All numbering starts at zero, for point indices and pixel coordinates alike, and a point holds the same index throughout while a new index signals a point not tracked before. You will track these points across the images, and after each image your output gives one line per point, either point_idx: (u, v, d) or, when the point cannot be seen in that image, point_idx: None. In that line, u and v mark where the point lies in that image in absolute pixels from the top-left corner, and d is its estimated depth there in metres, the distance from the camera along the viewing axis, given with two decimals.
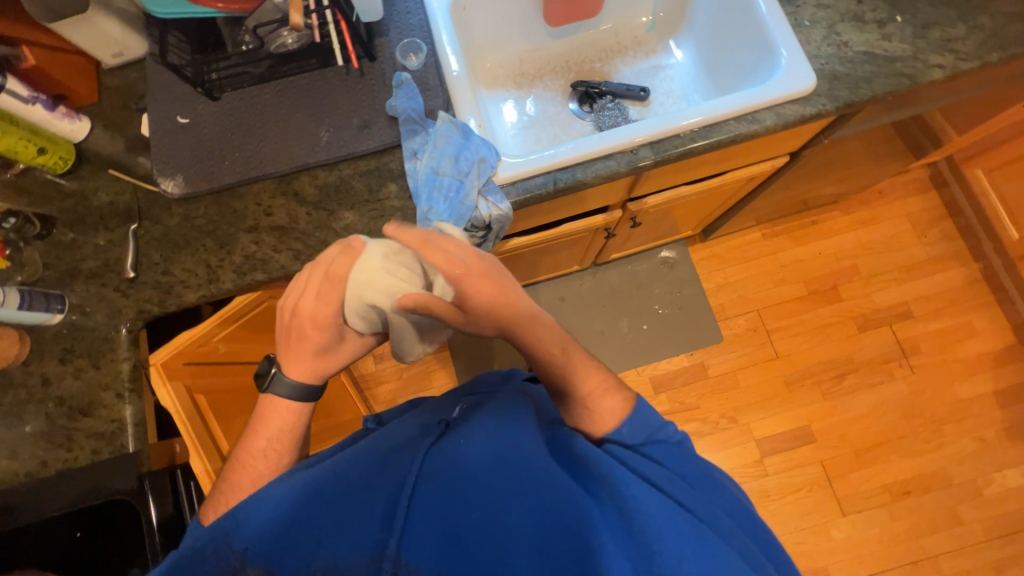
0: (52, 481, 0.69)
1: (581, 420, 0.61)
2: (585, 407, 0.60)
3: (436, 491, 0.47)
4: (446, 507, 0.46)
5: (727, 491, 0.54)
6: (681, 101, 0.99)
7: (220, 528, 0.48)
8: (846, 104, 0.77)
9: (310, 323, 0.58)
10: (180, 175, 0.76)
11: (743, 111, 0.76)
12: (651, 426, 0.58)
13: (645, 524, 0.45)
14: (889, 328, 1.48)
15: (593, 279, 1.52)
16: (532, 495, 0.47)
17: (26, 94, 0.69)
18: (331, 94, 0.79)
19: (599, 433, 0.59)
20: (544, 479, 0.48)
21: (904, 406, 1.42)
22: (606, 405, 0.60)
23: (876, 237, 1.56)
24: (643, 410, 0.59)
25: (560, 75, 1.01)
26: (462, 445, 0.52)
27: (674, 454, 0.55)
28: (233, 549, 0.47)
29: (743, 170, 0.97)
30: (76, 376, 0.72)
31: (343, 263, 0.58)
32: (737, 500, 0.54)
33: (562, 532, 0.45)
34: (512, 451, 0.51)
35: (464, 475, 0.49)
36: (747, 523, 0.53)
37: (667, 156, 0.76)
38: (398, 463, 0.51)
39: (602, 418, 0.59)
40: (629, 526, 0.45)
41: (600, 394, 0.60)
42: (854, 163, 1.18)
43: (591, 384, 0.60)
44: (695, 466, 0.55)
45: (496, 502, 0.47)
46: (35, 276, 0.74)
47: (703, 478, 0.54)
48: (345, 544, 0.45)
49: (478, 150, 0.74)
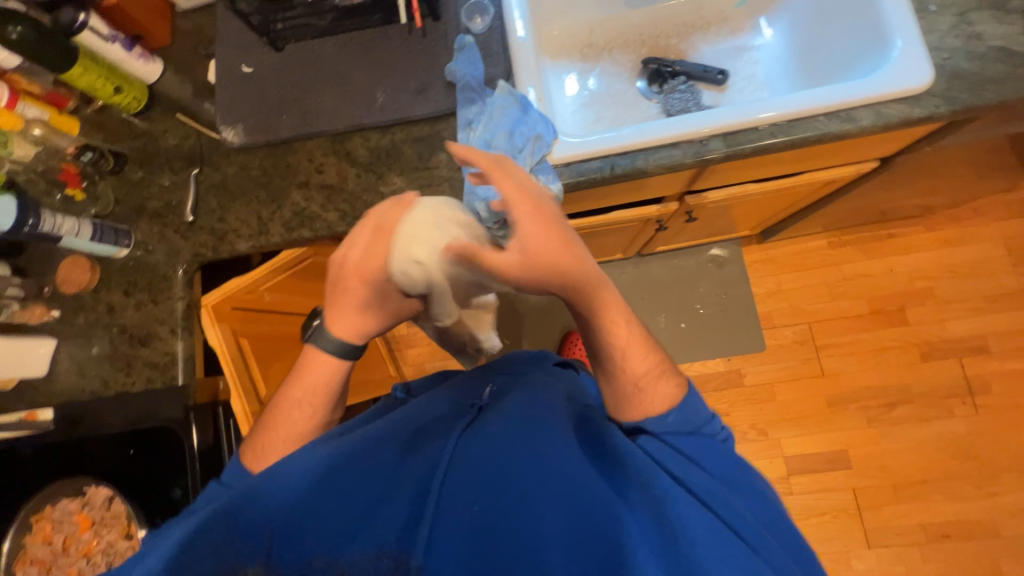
0: (111, 401, 0.75)
1: (625, 399, 0.58)
2: (635, 386, 0.57)
3: (466, 481, 0.46)
4: (473, 500, 0.45)
5: (771, 499, 0.49)
6: (762, 89, 0.90)
7: (243, 496, 0.48)
8: (964, 108, 0.67)
9: (354, 276, 0.57)
10: (241, 125, 0.77)
11: (837, 106, 0.68)
12: (697, 419, 0.55)
13: (685, 540, 0.42)
14: (957, 361, 1.35)
15: (634, 269, 1.46)
16: (564, 497, 0.45)
17: (106, 32, 0.72)
18: (390, 54, 0.77)
19: (640, 418, 0.57)
20: (578, 480, 0.46)
21: (958, 446, 1.31)
22: (655, 390, 0.57)
23: (960, 260, 1.40)
24: (694, 403, 0.56)
25: (631, 50, 0.94)
26: (494, 434, 0.51)
27: (708, 450, 0.52)
28: (257, 521, 0.46)
29: (821, 172, 0.88)
30: (137, 309, 0.78)
31: (392, 214, 0.58)
32: (780, 510, 0.49)
33: (594, 539, 0.43)
34: (544, 446, 0.49)
35: (495, 466, 0.47)
36: (795, 541, 0.46)
37: (741, 151, 0.69)
38: (428, 449, 0.52)
39: (653, 403, 0.56)
40: (668, 538, 0.43)
41: (647, 381, 0.57)
42: (952, 174, 1.05)
43: (644, 367, 0.57)
44: (730, 465, 0.51)
45: (526, 501, 0.45)
46: (106, 210, 0.79)
47: (740, 479, 0.50)
48: (371, 526, 0.44)
49: (534, 126, 0.70)
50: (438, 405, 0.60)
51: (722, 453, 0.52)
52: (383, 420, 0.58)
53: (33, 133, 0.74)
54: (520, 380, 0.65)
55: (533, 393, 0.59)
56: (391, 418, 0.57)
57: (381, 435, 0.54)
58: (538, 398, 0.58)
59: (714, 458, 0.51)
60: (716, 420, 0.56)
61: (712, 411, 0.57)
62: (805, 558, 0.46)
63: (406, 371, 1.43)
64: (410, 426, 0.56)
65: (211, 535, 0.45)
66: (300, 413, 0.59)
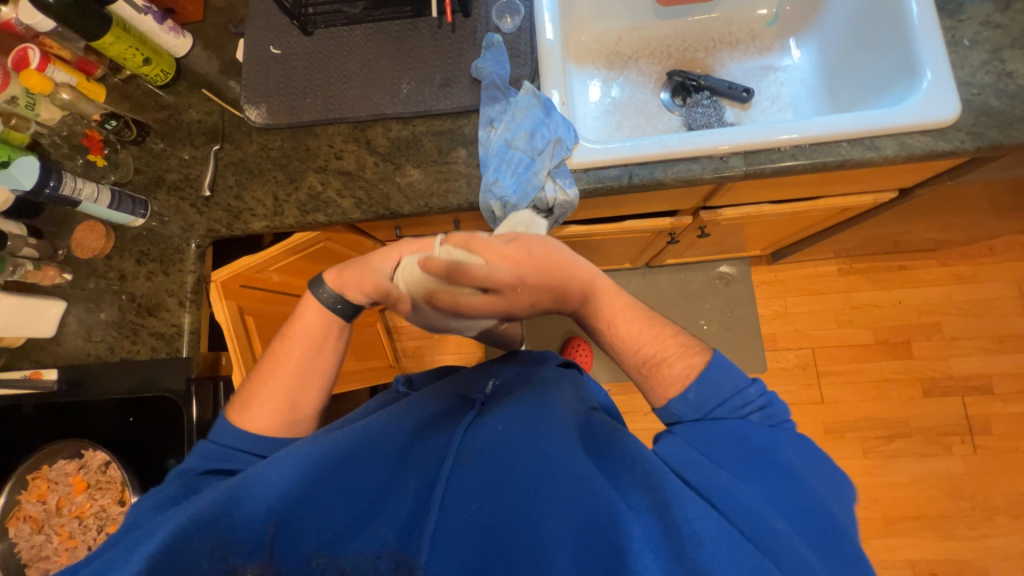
0: (113, 367, 0.76)
1: (641, 387, 0.59)
2: (645, 372, 0.58)
3: (470, 480, 0.48)
4: (476, 499, 0.47)
5: (805, 485, 0.46)
6: (787, 111, 0.90)
7: (236, 486, 0.48)
8: (990, 146, 0.67)
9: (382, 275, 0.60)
10: (264, 105, 0.78)
11: (861, 134, 0.68)
12: (723, 391, 0.54)
13: (693, 548, 0.41)
14: (960, 400, 1.34)
15: (641, 280, 1.46)
16: (567, 497, 0.46)
17: (139, 4, 0.73)
18: (418, 46, 0.77)
19: (662, 402, 0.57)
20: (581, 481, 0.47)
21: (954, 485, 1.30)
22: (666, 374, 0.57)
23: (970, 298, 1.39)
24: (718, 375, 0.54)
25: (657, 60, 0.93)
26: (499, 434, 0.52)
27: (731, 435, 0.50)
28: (257, 514, 0.46)
29: (839, 199, 0.88)
30: (148, 278, 0.78)
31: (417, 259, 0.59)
32: (816, 498, 0.45)
33: (597, 541, 0.43)
34: (548, 446, 0.50)
35: (499, 466, 0.49)
36: (829, 537, 0.43)
37: (759, 170, 0.69)
38: (434, 445, 0.53)
39: (668, 386, 0.56)
40: (673, 543, 0.42)
41: (653, 364, 0.58)
42: (970, 211, 1.04)
43: (649, 351, 0.58)
44: (754, 453, 0.48)
45: (530, 500, 0.46)
46: (126, 178, 0.80)
47: (763, 464, 0.47)
48: (378, 522, 0.46)
49: (556, 129, 0.70)
50: (443, 400, 0.60)
51: (747, 436, 0.50)
52: (385, 411, 0.57)
53: (61, 96, 0.74)
54: (525, 378, 0.65)
55: (539, 393, 0.59)
56: (393, 408, 0.57)
57: (384, 426, 0.54)
58: (545, 398, 0.58)
59: (732, 449, 0.49)
60: (750, 389, 0.54)
61: (743, 380, 0.54)
62: (836, 555, 0.42)
63: (406, 362, 1.43)
64: (415, 419, 0.56)
65: (207, 532, 0.45)
66: (287, 359, 0.62)
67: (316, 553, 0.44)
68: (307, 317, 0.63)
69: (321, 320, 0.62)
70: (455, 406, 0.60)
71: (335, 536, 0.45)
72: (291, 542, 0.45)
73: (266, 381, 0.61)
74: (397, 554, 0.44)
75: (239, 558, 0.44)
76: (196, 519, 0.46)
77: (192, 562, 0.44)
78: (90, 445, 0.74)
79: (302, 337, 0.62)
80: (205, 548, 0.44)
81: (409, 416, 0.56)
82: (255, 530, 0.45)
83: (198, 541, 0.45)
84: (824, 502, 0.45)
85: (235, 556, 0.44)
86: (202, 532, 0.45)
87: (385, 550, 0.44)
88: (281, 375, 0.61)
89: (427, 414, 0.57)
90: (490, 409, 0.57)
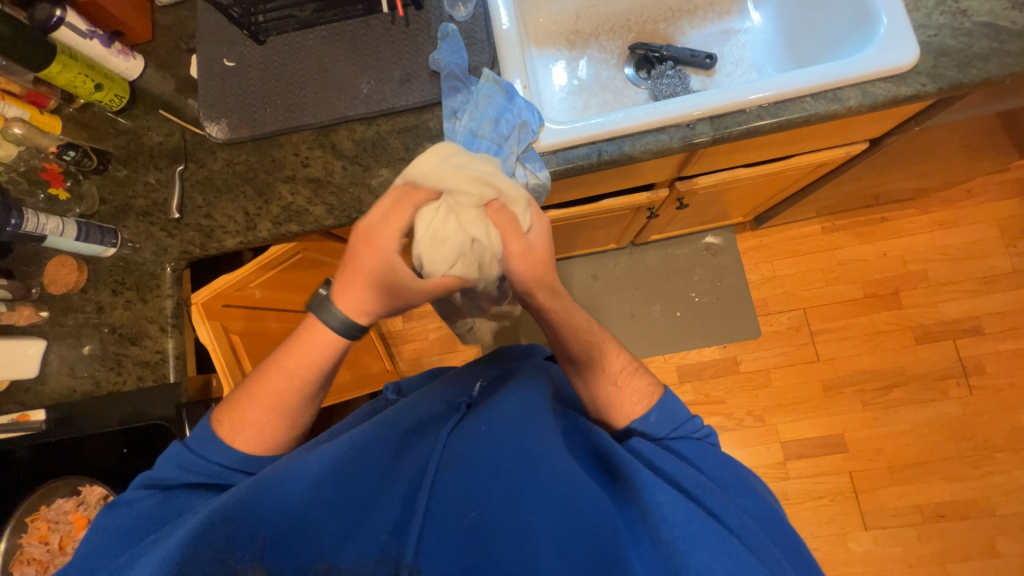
0: (100, 401, 0.75)
1: (605, 408, 0.61)
2: (615, 389, 0.60)
3: (454, 484, 0.49)
4: (462, 499, 0.48)
5: (760, 495, 0.51)
6: (751, 73, 0.90)
7: (241, 501, 0.46)
8: (952, 85, 0.67)
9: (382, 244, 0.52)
10: (224, 120, 0.76)
11: (824, 87, 0.67)
12: (679, 417, 0.57)
13: (665, 531, 0.45)
14: (952, 343, 1.36)
15: (629, 259, 1.46)
16: (553, 493, 0.47)
17: (84, 28, 0.71)
18: (374, 44, 0.76)
19: (623, 423, 0.59)
20: (567, 478, 0.48)
21: (953, 427, 1.32)
22: (631, 390, 0.60)
23: (952, 242, 1.40)
24: (671, 401, 0.58)
25: (619, 35, 0.93)
26: (483, 435, 0.52)
27: (694, 450, 0.54)
28: (253, 533, 0.46)
29: (811, 156, 0.88)
30: (126, 307, 0.77)
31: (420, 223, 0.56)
32: (768, 503, 0.51)
33: (584, 536, 0.45)
34: (534, 444, 0.50)
35: (484, 468, 0.50)
36: (781, 533, 0.49)
37: (727, 134, 0.69)
38: (419, 450, 0.53)
39: (631, 405, 0.59)
40: (646, 528, 0.46)
41: (624, 379, 0.60)
42: (944, 156, 1.05)
43: (619, 365, 0.61)
44: (726, 470, 0.52)
45: (517, 499, 0.47)
46: (92, 210, 0.79)
47: (727, 475, 0.52)
48: (366, 531, 0.48)
49: (520, 113, 0.70)
50: (429, 403, 0.59)
51: (707, 452, 0.54)
52: (372, 417, 0.56)
53: (13, 132, 0.71)
54: (512, 374, 0.67)
55: (522, 388, 0.59)
56: (379, 416, 0.56)
57: (372, 435, 0.52)
58: (529, 394, 0.58)
59: (702, 458, 0.54)
60: (696, 419, 0.57)
61: (691, 410, 0.58)
62: (786, 545, 0.48)
63: (403, 366, 1.43)
64: (401, 425, 0.55)
65: (209, 538, 0.45)
66: (288, 390, 0.56)
67: (318, 558, 0.46)
68: (314, 345, 0.55)
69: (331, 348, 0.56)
70: (440, 409, 0.59)
71: (333, 541, 0.47)
72: (286, 554, 0.46)
73: (258, 407, 0.56)
74: (394, 555, 0.47)
75: (241, 559, 0.45)
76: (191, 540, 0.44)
77: (193, 567, 0.43)
78: (88, 480, 0.75)
79: (311, 374, 0.56)
80: (208, 552, 0.44)
81: (395, 423, 0.54)
82: (246, 544, 0.46)
83: (199, 546, 0.44)
84: (775, 509, 0.51)
85: (235, 559, 0.45)
86: (197, 543, 0.44)
87: (383, 554, 0.47)
88: (283, 408, 0.57)
89: (412, 419, 0.56)
90: (473, 412, 0.57)
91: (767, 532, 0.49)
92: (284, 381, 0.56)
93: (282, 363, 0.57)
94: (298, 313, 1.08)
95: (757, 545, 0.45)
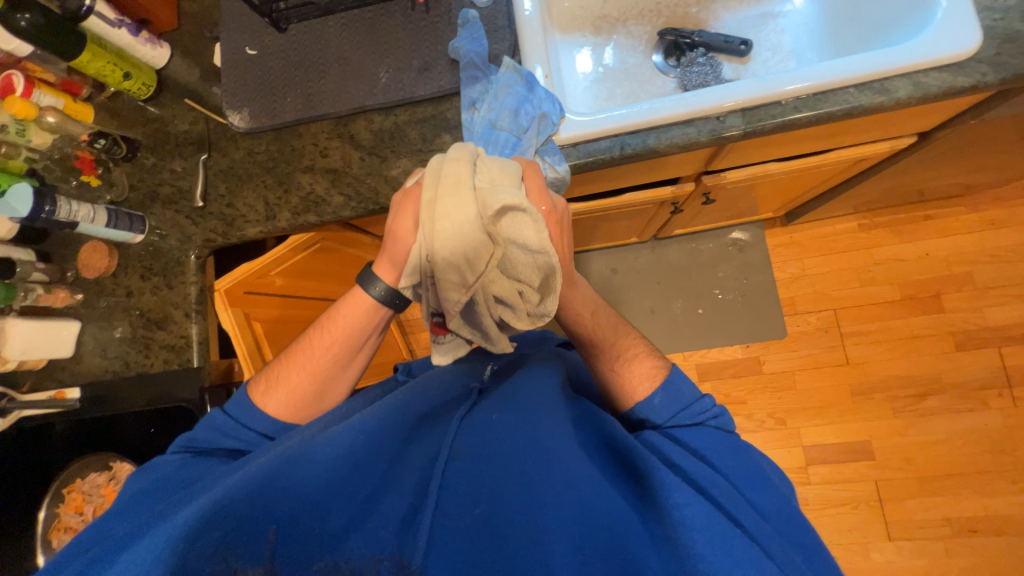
0: (130, 381, 0.78)
1: (611, 387, 0.60)
2: (616, 371, 0.60)
3: (464, 475, 0.48)
4: (473, 491, 0.47)
5: (778, 490, 0.49)
6: (789, 61, 0.84)
7: (255, 485, 0.47)
8: (1016, 75, 0.61)
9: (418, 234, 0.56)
10: (246, 110, 0.77)
11: (871, 77, 0.63)
12: (686, 397, 0.56)
13: (682, 532, 0.43)
14: (996, 351, 1.27)
15: (651, 253, 1.42)
16: (564, 489, 0.46)
17: (113, 17, 0.72)
18: (394, 31, 0.74)
19: (631, 404, 0.58)
20: (576, 471, 0.48)
21: (991, 439, 1.24)
22: (634, 371, 0.59)
23: (1003, 244, 1.30)
24: (677, 380, 0.57)
25: (647, 20, 0.88)
26: (494, 424, 0.53)
27: (708, 441, 0.52)
28: (258, 524, 0.44)
29: (851, 150, 0.83)
30: (154, 292, 0.80)
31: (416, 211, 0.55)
32: (787, 500, 0.49)
33: (597, 532, 0.44)
34: (543, 436, 0.51)
35: (495, 460, 0.49)
36: (799, 529, 0.47)
37: (761, 126, 0.65)
38: (430, 441, 0.54)
39: (636, 387, 0.58)
40: (664, 530, 0.44)
41: (626, 362, 0.60)
42: (1003, 150, 0.97)
43: (623, 348, 0.61)
44: (746, 464, 0.50)
45: (525, 492, 0.46)
46: (122, 196, 0.81)
47: (749, 470, 0.50)
48: (373, 523, 0.46)
49: (540, 104, 0.68)
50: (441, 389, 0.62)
51: (722, 440, 0.52)
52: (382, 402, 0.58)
53: (47, 120, 0.73)
54: (523, 360, 0.68)
55: (532, 378, 0.60)
56: (391, 399, 0.59)
57: (382, 419, 0.54)
58: (540, 384, 0.58)
59: (718, 450, 0.51)
60: (706, 399, 0.56)
61: (700, 390, 0.57)
62: (808, 545, 0.46)
63: (420, 354, 1.45)
64: (413, 409, 0.57)
65: (212, 532, 0.43)
66: (325, 358, 0.62)
67: (318, 557, 0.43)
68: (353, 315, 0.61)
69: (368, 318, 0.61)
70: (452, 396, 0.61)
71: (336, 536, 0.45)
72: (291, 545, 0.44)
73: (300, 367, 0.62)
74: (398, 556, 0.43)
75: (243, 559, 0.42)
76: (205, 521, 0.44)
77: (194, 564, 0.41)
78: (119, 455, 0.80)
79: (347, 340, 0.62)
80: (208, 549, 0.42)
81: (407, 406, 0.57)
82: (256, 537, 0.44)
83: (200, 541, 0.43)
84: (794, 507, 0.48)
85: (235, 558, 0.42)
86: (203, 523, 0.44)
87: (388, 552, 0.44)
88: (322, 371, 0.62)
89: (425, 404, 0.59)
90: (485, 399, 0.58)
91: (785, 533, 0.46)
92: (325, 345, 0.62)
93: (327, 328, 0.62)
94: (316, 300, 1.10)
95: (774, 552, 0.43)
